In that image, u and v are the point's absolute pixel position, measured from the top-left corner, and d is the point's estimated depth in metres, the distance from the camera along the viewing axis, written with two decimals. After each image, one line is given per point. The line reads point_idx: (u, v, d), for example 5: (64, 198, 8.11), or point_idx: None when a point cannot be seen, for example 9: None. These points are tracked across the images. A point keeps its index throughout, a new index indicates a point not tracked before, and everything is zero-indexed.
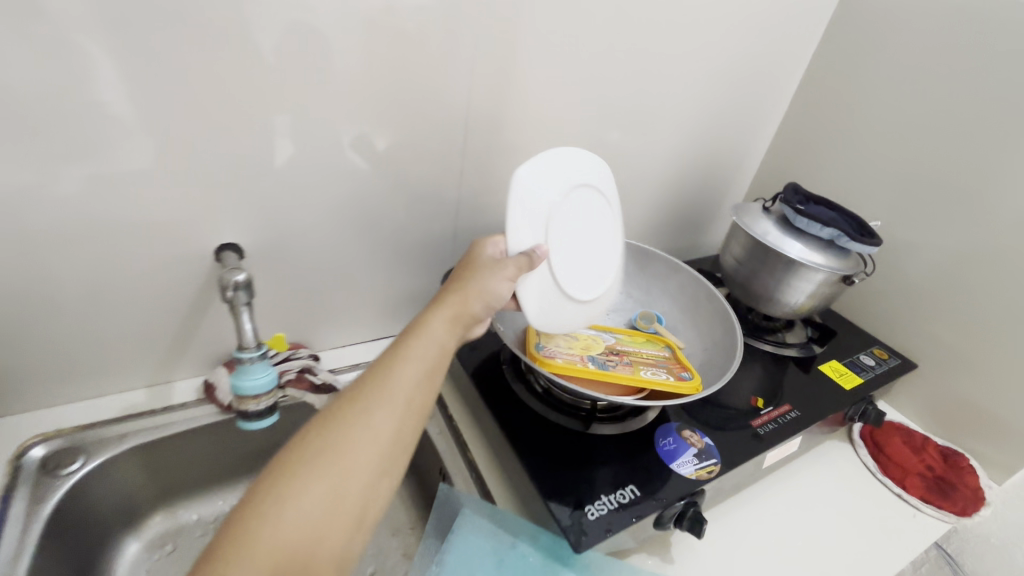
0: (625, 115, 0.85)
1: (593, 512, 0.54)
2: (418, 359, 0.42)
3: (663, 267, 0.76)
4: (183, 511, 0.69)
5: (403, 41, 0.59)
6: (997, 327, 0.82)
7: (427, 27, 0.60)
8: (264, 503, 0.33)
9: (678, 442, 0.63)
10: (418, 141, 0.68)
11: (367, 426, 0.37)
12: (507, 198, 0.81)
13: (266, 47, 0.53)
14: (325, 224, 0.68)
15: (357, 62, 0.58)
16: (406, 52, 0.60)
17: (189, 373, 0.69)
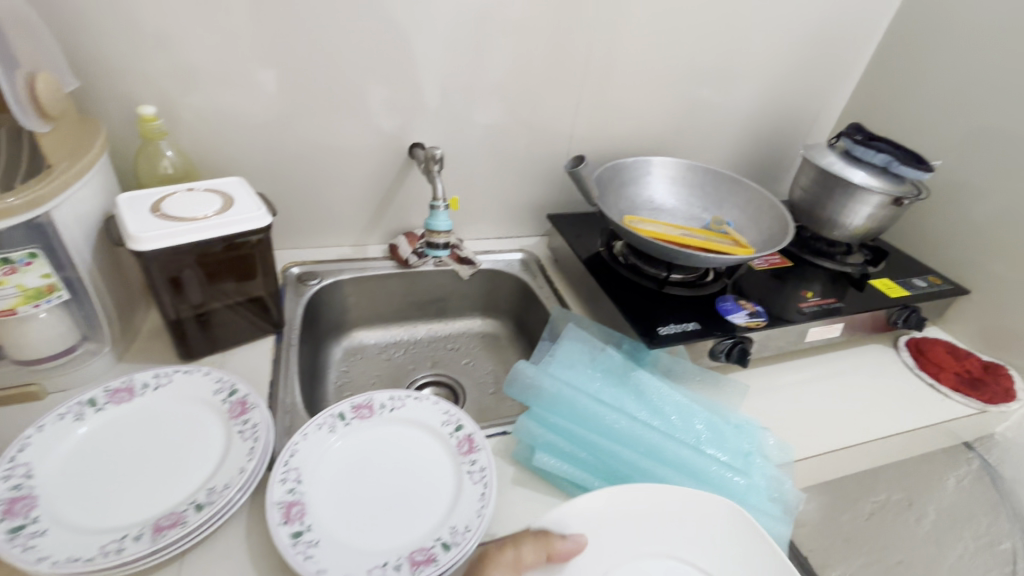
0: (709, 69, 1.03)
1: (663, 330, 0.76)
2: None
3: (736, 187, 0.93)
4: (365, 335, 0.99)
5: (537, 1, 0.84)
6: None
7: None
8: None
9: (734, 304, 0.82)
10: (544, 78, 0.92)
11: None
12: (610, 129, 1.03)
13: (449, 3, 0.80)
14: (474, 138, 0.94)
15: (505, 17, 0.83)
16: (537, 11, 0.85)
17: (377, 242, 1.00)
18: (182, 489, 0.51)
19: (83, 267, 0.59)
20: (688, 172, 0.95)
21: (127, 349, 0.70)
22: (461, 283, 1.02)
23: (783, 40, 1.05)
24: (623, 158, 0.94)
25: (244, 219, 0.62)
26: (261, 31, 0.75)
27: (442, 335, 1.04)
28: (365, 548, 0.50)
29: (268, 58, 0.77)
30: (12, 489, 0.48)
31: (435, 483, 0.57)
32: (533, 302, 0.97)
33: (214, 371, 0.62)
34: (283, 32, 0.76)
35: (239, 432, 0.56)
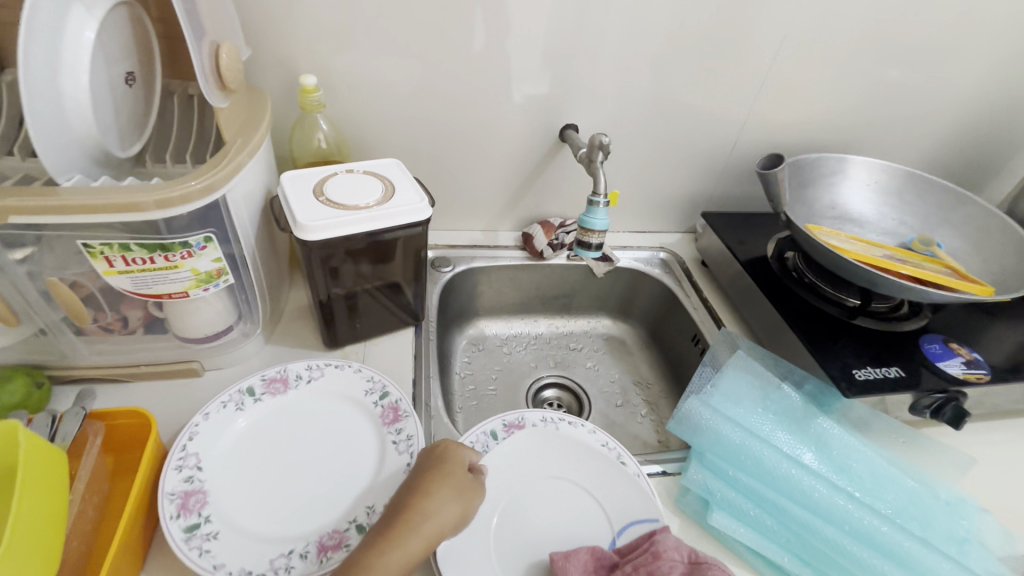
0: (929, 50, 0.84)
1: (860, 374, 0.64)
2: (441, 507, 0.43)
3: (951, 199, 0.76)
4: (488, 325, 0.95)
5: None
6: None
7: None
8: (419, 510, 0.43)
9: (944, 349, 0.68)
10: (725, 56, 0.79)
11: (444, 499, 0.44)
12: (791, 116, 0.87)
13: None
14: (632, 123, 0.84)
15: None
16: None
17: (509, 228, 0.93)
18: (342, 500, 0.48)
19: (246, 244, 0.57)
20: (892, 176, 0.79)
21: (276, 329, 0.68)
22: (594, 281, 0.93)
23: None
24: (808, 154, 0.80)
25: (406, 211, 0.57)
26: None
27: (565, 333, 0.97)
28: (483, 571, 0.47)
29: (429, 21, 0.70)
30: (185, 482, 0.47)
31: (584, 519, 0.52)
32: (677, 310, 0.87)
33: (365, 368, 0.59)
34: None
35: (393, 442, 0.53)
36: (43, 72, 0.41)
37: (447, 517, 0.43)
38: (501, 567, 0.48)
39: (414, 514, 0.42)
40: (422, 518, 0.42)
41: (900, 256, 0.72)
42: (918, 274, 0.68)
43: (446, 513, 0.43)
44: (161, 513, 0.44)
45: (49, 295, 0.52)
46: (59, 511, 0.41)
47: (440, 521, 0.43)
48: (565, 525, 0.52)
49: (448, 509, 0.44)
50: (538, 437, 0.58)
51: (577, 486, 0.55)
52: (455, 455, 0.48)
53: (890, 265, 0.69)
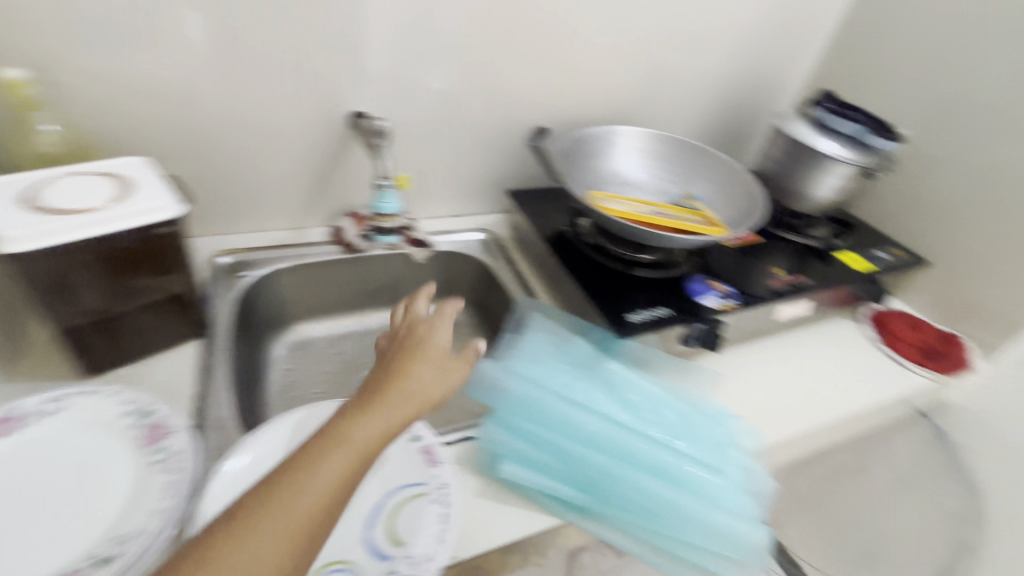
0: (682, 32, 0.97)
1: (634, 317, 0.71)
2: (355, 440, 0.39)
3: (704, 159, 0.90)
4: (311, 327, 0.91)
5: None
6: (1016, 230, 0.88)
7: None
8: (336, 440, 0.38)
9: (704, 286, 0.78)
10: (504, 45, 0.84)
11: (423, 378, 0.45)
12: (576, 95, 0.95)
13: None
14: (427, 108, 0.85)
15: None
16: None
17: (319, 223, 0.90)
18: (86, 537, 0.43)
19: None
20: (657, 144, 0.91)
21: (16, 368, 0.59)
22: (416, 268, 0.94)
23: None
24: (587, 128, 0.88)
25: (147, 213, 0.52)
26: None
27: (397, 324, 0.96)
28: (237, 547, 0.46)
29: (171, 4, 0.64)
30: None
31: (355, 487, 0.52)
32: (495, 286, 0.91)
33: (121, 392, 0.53)
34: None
35: (152, 464, 0.48)
36: None
37: (428, 385, 0.45)
38: None
39: (396, 384, 0.44)
40: (402, 386, 0.43)
41: (665, 212, 0.82)
42: (676, 224, 0.78)
43: (424, 385, 0.45)
44: None
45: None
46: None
47: (423, 389, 0.44)
48: None
49: (426, 379, 0.45)
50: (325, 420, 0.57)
51: None
52: (438, 333, 0.49)
53: (653, 219, 0.78)
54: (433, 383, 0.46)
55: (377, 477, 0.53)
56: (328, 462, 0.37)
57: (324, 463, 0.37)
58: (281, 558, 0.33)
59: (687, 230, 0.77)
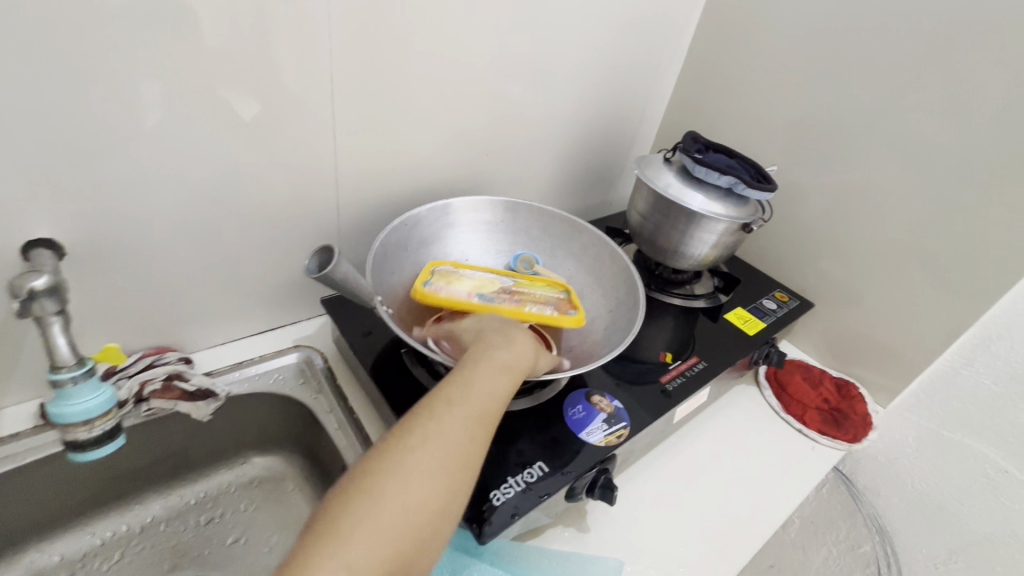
0: (522, 71, 0.78)
1: (498, 497, 0.51)
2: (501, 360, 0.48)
3: (566, 230, 0.74)
4: (34, 555, 0.60)
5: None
6: (893, 269, 0.82)
7: None
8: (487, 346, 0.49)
9: (587, 409, 0.62)
10: (270, 112, 0.59)
11: (528, 333, 0.54)
12: (398, 160, 0.73)
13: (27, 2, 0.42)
14: (167, 212, 0.58)
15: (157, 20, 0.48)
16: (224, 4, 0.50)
17: (20, 398, 0.59)
18: None
19: None
20: (505, 216, 0.74)
21: None
22: (202, 426, 0.66)
23: (600, 19, 0.82)
24: (414, 208, 0.68)
25: None
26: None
27: (192, 504, 0.68)
28: None
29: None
30: None
31: None
32: (320, 433, 0.67)
33: None
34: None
35: None
36: None
37: (532, 336, 0.53)
38: None
39: (510, 333, 0.52)
40: (518, 336, 0.51)
41: (516, 288, 0.66)
42: (526, 310, 0.62)
43: (533, 339, 0.53)
44: None
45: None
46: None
47: (531, 337, 0.53)
48: None
49: (526, 334, 0.53)
50: None
51: None
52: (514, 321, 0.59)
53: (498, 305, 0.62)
54: (536, 345, 0.53)
55: None
56: (489, 373, 0.46)
57: (483, 374, 0.45)
58: (477, 439, 0.41)
59: (537, 318, 0.61)
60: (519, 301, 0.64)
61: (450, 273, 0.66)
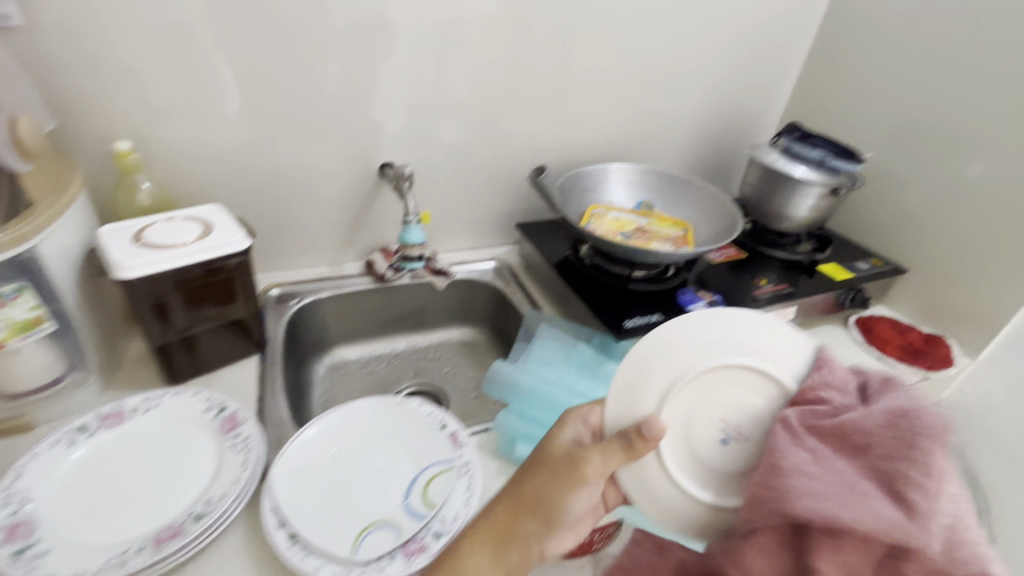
0: (660, 84, 1.10)
1: (630, 323, 0.81)
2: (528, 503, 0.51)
3: (689, 188, 1.02)
4: (346, 351, 1.02)
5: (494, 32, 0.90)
6: (981, 234, 0.96)
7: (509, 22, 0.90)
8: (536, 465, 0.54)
9: (694, 296, 0.89)
10: (506, 101, 0.98)
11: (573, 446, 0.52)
12: (573, 140, 1.09)
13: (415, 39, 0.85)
14: (443, 158, 0.99)
15: (465, 48, 0.89)
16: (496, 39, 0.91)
17: (352, 260, 1.03)
18: (166, 513, 0.53)
19: (71, 299, 0.62)
20: (643, 177, 1.04)
21: (113, 379, 0.71)
22: (438, 295, 1.05)
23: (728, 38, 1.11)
24: (582, 167, 1.02)
25: (226, 244, 0.66)
26: (219, 47, 0.75)
27: (424, 346, 1.07)
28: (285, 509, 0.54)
29: (232, 70, 0.77)
30: (11, 516, 0.50)
31: (391, 473, 0.60)
32: (508, 308, 1.02)
33: (202, 391, 0.65)
34: (239, 47, 0.76)
35: (232, 446, 0.59)
36: None
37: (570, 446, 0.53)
38: (312, 505, 0.55)
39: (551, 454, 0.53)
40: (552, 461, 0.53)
41: (647, 229, 0.95)
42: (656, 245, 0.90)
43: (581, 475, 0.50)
44: None
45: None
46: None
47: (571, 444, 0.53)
48: (380, 470, 0.60)
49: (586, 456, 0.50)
50: (370, 407, 0.66)
51: (397, 442, 0.63)
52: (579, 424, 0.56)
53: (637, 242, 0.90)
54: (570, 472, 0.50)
55: (411, 459, 0.61)
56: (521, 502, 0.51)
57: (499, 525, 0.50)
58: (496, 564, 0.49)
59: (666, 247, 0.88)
60: (650, 238, 0.92)
61: (602, 216, 0.96)
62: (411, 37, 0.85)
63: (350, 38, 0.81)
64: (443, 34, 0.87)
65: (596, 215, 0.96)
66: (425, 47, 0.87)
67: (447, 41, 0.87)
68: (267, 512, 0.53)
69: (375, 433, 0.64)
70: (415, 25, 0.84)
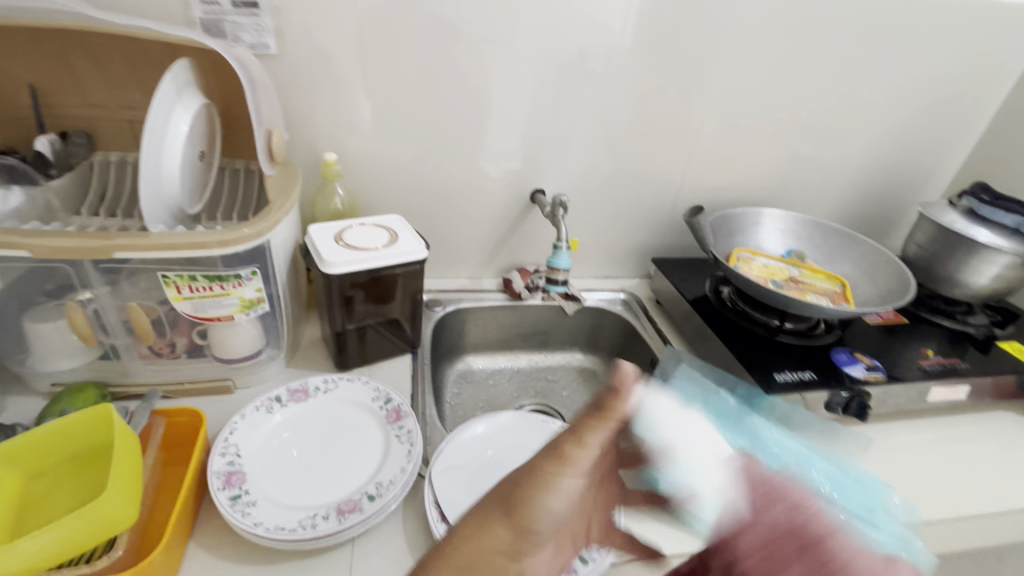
0: (824, 130, 1.05)
1: (779, 377, 0.78)
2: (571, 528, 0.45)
3: (848, 241, 0.97)
4: (474, 360, 1.07)
5: (661, 74, 0.91)
6: None
7: (676, 65, 0.91)
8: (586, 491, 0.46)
9: (850, 357, 0.84)
10: (661, 138, 0.98)
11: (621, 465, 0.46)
12: (721, 181, 1.07)
13: (584, 78, 0.89)
14: (591, 189, 1.02)
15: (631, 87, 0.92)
16: (661, 80, 0.92)
17: (491, 276, 1.08)
18: (344, 487, 0.59)
19: (280, 285, 0.72)
20: (797, 225, 1.00)
21: (293, 357, 0.81)
22: (566, 319, 1.08)
23: (914, 82, 1.02)
24: (732, 209, 1.00)
25: (409, 252, 0.74)
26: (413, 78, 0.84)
27: (545, 367, 1.10)
28: (446, 500, 0.58)
29: (421, 97, 0.86)
30: (227, 464, 0.58)
31: None
32: (636, 341, 1.02)
33: (372, 381, 0.71)
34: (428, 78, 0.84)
35: (396, 435, 0.64)
36: (152, 163, 0.58)
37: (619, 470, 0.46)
38: (471, 502, 0.59)
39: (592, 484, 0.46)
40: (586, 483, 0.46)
41: (800, 280, 0.91)
42: (811, 298, 0.86)
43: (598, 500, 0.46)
44: (210, 485, 0.55)
45: (99, 316, 0.65)
46: (96, 487, 0.51)
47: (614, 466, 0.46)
48: None
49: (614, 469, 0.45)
50: (519, 420, 0.71)
51: None
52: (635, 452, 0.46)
53: (789, 292, 0.87)
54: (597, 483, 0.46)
55: None
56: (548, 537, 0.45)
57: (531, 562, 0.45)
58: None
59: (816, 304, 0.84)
60: (803, 290, 0.88)
61: (750, 259, 0.93)
62: (581, 76, 0.89)
63: (527, 74, 0.87)
64: (613, 73, 0.90)
65: (744, 258, 0.94)
66: (594, 86, 0.90)
67: (615, 79, 0.90)
68: (430, 505, 0.57)
69: (522, 447, 0.67)
70: (589, 65, 0.88)
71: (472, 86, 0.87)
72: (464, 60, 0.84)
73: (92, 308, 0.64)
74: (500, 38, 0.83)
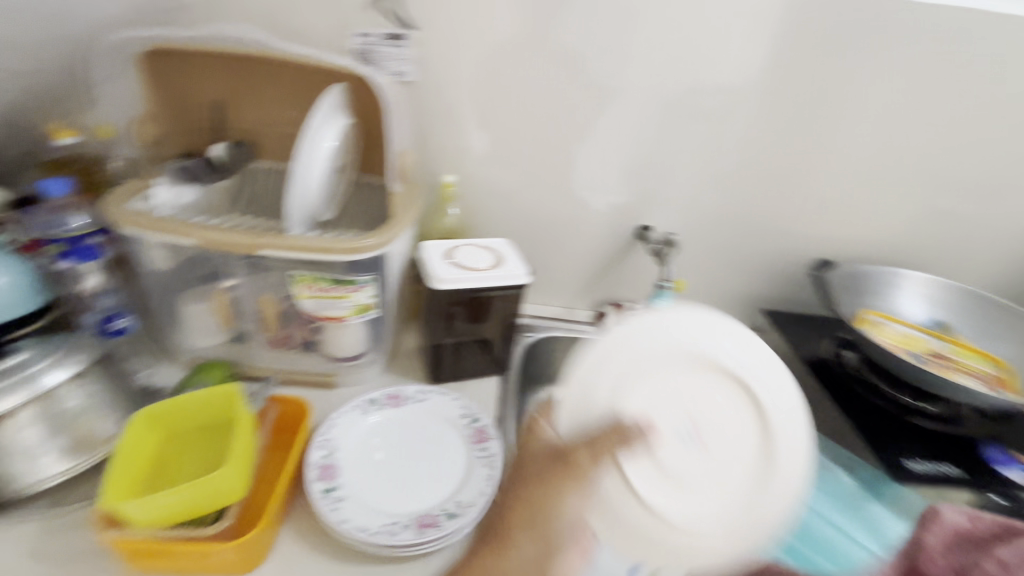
0: (990, 186, 0.91)
1: (915, 466, 0.69)
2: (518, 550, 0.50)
3: (1008, 317, 0.84)
4: None
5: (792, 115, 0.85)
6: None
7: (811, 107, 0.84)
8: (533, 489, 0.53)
9: (1005, 455, 0.73)
10: (784, 183, 0.91)
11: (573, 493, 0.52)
12: (851, 234, 0.96)
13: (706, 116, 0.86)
14: (700, 230, 0.97)
15: (756, 127, 0.86)
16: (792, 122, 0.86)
17: (584, 307, 1.06)
18: (424, 499, 0.60)
19: (389, 294, 0.76)
20: (943, 292, 0.88)
21: (390, 363, 0.85)
22: None
23: None
24: (863, 265, 0.90)
25: (510, 275, 0.74)
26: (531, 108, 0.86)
27: None
28: None
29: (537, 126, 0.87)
30: (323, 457, 0.61)
31: None
32: None
33: (461, 398, 0.72)
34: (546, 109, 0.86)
35: (479, 457, 0.65)
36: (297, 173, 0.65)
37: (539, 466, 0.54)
38: None
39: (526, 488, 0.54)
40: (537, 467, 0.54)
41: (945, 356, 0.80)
42: (961, 379, 0.74)
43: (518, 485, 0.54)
44: (307, 475, 0.59)
45: (237, 303, 0.73)
46: (216, 458, 0.57)
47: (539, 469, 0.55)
48: None
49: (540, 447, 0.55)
50: None
51: None
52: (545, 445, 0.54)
53: (933, 369, 0.76)
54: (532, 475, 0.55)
55: None
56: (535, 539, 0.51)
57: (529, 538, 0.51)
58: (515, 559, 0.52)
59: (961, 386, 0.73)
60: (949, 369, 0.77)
61: (882, 325, 0.83)
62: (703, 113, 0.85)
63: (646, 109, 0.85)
64: (737, 112, 0.85)
65: (875, 323, 0.84)
66: (715, 125, 0.86)
67: (738, 119, 0.86)
68: None
69: None
70: (712, 103, 0.85)
71: (588, 119, 0.87)
72: (583, 93, 0.84)
73: (232, 294, 0.73)
74: (620, 73, 0.82)
